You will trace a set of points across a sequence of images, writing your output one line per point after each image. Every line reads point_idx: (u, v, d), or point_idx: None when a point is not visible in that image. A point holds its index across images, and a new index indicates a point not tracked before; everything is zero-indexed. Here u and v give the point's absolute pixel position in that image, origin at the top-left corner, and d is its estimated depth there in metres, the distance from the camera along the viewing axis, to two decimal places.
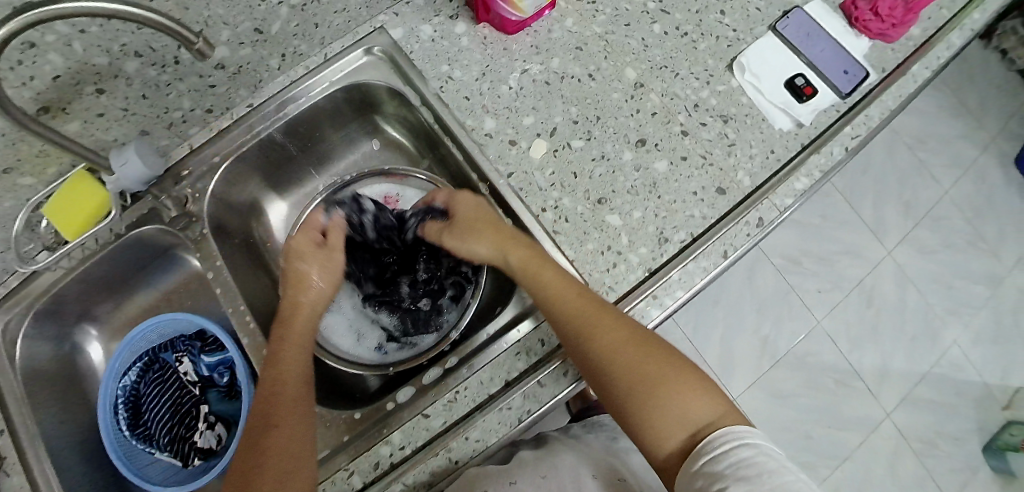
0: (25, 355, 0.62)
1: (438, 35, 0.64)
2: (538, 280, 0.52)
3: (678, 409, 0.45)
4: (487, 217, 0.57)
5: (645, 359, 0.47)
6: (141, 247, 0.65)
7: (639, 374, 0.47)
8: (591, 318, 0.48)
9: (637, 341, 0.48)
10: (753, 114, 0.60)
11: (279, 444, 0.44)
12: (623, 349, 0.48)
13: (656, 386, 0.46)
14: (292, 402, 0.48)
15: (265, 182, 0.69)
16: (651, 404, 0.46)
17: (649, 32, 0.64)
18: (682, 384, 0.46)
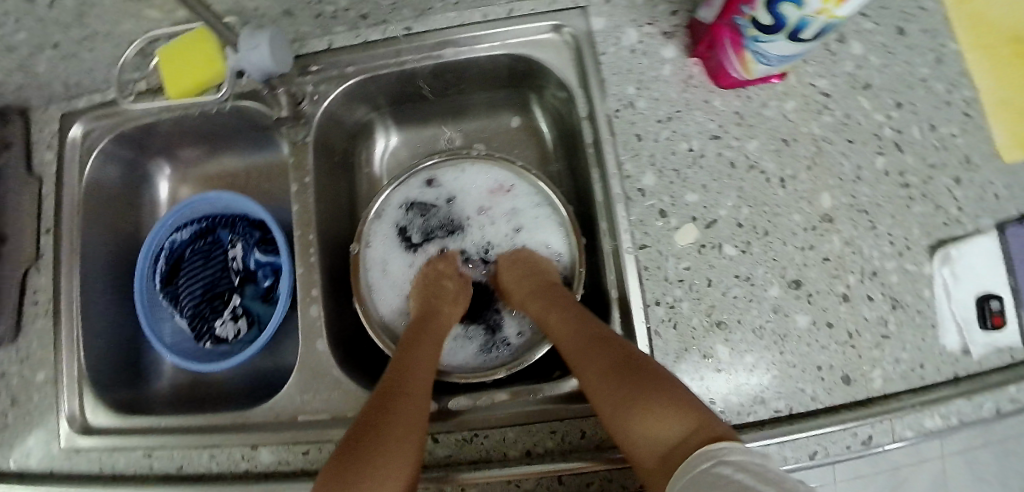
0: (95, 172, 0.61)
1: (641, 49, 0.52)
2: (556, 324, 0.50)
3: (649, 419, 0.39)
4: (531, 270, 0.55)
5: (612, 386, 0.42)
6: (238, 118, 0.60)
7: (608, 399, 0.42)
8: (583, 340, 0.46)
9: (608, 352, 0.44)
10: (926, 315, 0.52)
11: (383, 450, 0.39)
12: (600, 371, 0.44)
13: (627, 410, 0.40)
14: (412, 417, 0.43)
15: (384, 109, 0.62)
16: (623, 422, 0.40)
17: (869, 161, 0.53)
18: (653, 402, 0.39)
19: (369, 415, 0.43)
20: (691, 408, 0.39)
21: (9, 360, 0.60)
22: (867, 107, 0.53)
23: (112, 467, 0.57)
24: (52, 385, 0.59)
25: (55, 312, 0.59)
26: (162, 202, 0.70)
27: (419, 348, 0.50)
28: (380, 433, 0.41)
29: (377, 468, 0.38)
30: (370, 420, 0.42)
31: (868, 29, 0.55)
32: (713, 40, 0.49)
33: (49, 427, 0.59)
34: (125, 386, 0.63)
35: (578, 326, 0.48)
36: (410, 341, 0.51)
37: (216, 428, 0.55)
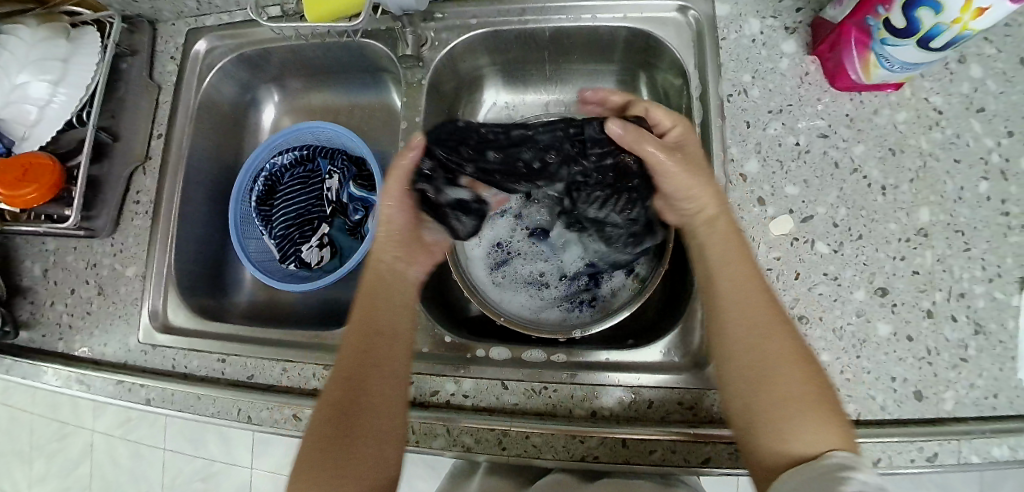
0: (212, 87, 0.66)
1: (762, 40, 0.56)
2: (722, 250, 0.46)
3: (793, 423, 0.40)
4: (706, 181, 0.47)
5: (779, 369, 0.42)
6: (358, 56, 0.65)
7: (794, 384, 0.41)
8: (755, 306, 0.44)
9: (777, 322, 0.44)
10: (1006, 345, 0.50)
11: (344, 447, 0.43)
12: (768, 337, 0.43)
13: (794, 398, 0.41)
14: (382, 401, 0.45)
15: (499, 66, 0.66)
16: (770, 409, 0.41)
17: (970, 184, 0.53)
18: (819, 409, 0.40)
19: (346, 372, 0.46)
20: (841, 425, 0.40)
21: (104, 252, 0.63)
22: (975, 131, 0.54)
23: (185, 366, 0.59)
24: (140, 280, 0.62)
25: (155, 211, 0.63)
26: (265, 127, 0.75)
27: (381, 313, 0.48)
28: (355, 423, 0.43)
29: (348, 456, 0.42)
30: (342, 403, 0.44)
31: (989, 57, 0.55)
32: (838, 39, 0.51)
33: (129, 320, 0.61)
34: (205, 295, 0.66)
35: (744, 283, 0.45)
36: (363, 314, 0.48)
37: (292, 344, 0.57)
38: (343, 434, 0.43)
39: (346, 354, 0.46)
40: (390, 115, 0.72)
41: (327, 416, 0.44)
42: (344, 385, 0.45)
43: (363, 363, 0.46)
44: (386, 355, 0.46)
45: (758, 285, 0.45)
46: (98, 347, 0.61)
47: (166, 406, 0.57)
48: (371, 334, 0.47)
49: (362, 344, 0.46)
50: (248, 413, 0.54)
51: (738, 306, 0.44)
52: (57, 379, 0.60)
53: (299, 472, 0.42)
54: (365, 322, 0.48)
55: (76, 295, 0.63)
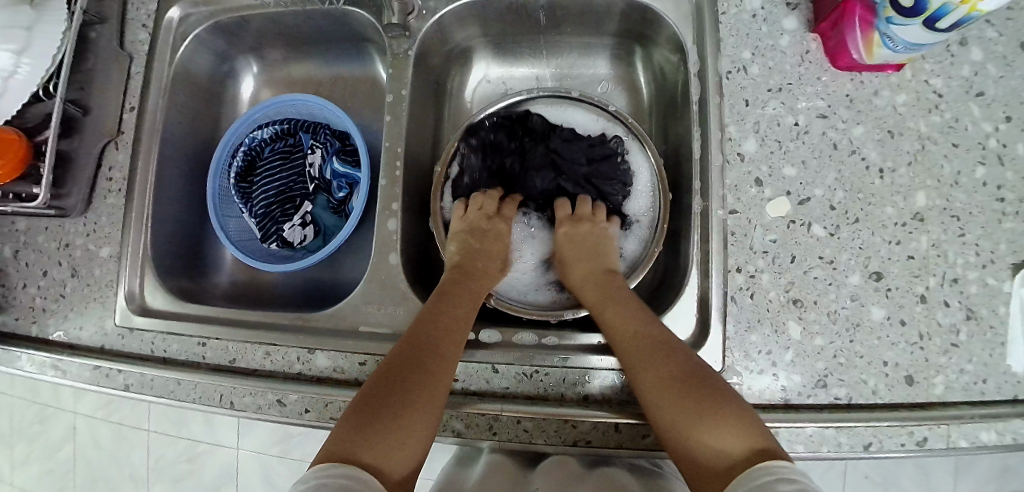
0: (187, 57, 0.63)
1: (763, 15, 0.54)
2: (611, 304, 0.51)
3: (705, 425, 0.41)
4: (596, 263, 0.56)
5: (648, 377, 0.44)
6: (341, 26, 0.62)
7: (659, 387, 0.44)
8: (639, 338, 0.46)
9: (660, 348, 0.46)
10: (997, 331, 0.50)
11: (399, 415, 0.42)
12: (654, 356, 0.45)
13: (682, 411, 0.42)
14: (432, 384, 0.44)
15: (490, 40, 0.64)
16: (669, 416, 0.42)
17: (968, 167, 0.52)
18: (707, 404, 0.41)
19: (412, 343, 0.47)
20: (745, 422, 0.40)
21: (77, 231, 0.61)
22: (975, 114, 0.53)
23: (164, 350, 0.57)
24: (115, 261, 0.59)
25: (129, 189, 0.60)
26: (245, 101, 0.72)
27: (452, 305, 0.51)
28: (403, 395, 0.43)
29: (400, 424, 0.42)
30: (392, 380, 0.44)
31: (992, 36, 0.53)
32: (840, 16, 0.49)
33: (105, 303, 0.59)
34: (184, 276, 0.64)
35: (620, 310, 0.49)
36: (445, 293, 0.52)
37: (277, 327, 0.55)
38: (390, 408, 0.42)
39: (416, 325, 0.49)
40: (376, 90, 0.69)
41: (381, 385, 0.44)
42: (425, 363, 0.45)
43: (438, 332, 0.48)
44: (451, 329, 0.49)
45: (663, 356, 0.45)
46: (73, 330, 0.59)
47: (145, 392, 0.55)
48: (452, 311, 0.50)
49: (450, 327, 0.49)
50: (230, 399, 0.52)
51: (612, 323, 0.49)
52: (31, 364, 0.58)
53: (342, 428, 0.41)
54: (442, 306, 0.50)
55: (48, 276, 0.60)
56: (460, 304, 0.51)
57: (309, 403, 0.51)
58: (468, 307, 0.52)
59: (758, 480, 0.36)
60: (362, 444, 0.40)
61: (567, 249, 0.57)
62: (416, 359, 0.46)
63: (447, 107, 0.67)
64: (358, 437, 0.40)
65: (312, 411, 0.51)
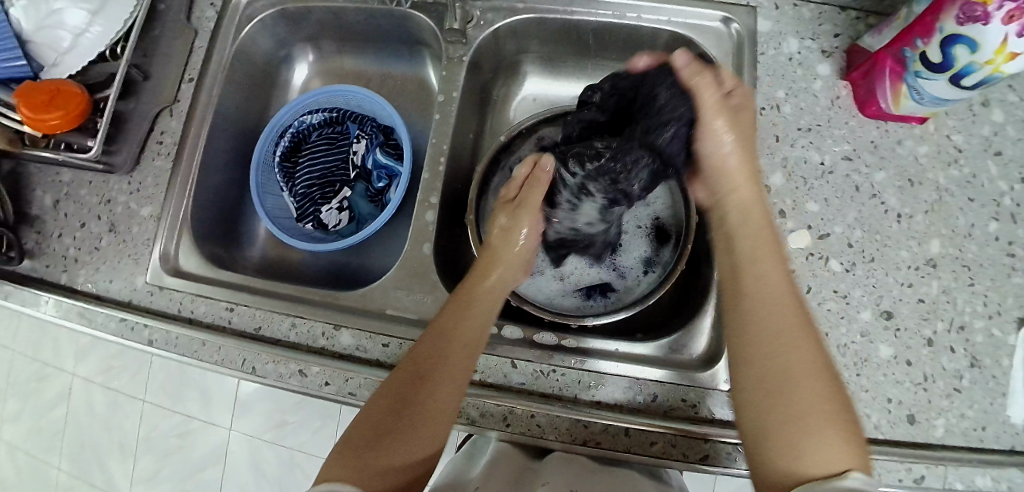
0: (249, 38, 0.66)
1: (799, 59, 0.58)
2: (759, 276, 0.45)
3: (819, 437, 0.37)
4: (750, 133, 0.51)
5: (804, 370, 0.40)
6: (400, 26, 0.66)
7: (793, 385, 0.40)
8: (781, 331, 0.42)
9: (809, 340, 0.41)
10: (999, 380, 0.52)
11: (398, 440, 0.42)
12: (786, 348, 0.41)
13: (819, 408, 0.38)
14: (433, 410, 0.44)
15: (539, 54, 0.68)
16: (780, 418, 0.39)
17: (982, 222, 0.55)
18: (833, 430, 0.37)
19: (416, 365, 0.46)
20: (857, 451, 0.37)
21: (120, 189, 0.62)
22: (993, 173, 0.55)
23: (192, 311, 0.58)
24: (154, 221, 0.61)
25: (178, 155, 0.62)
26: (294, 86, 0.75)
27: (466, 319, 0.49)
28: (400, 421, 0.43)
29: (398, 447, 0.42)
30: (394, 404, 0.44)
31: (1012, 103, 0.57)
32: (872, 67, 0.53)
33: (137, 260, 0.60)
34: (216, 244, 0.65)
35: (786, 306, 0.43)
36: (457, 307, 0.50)
37: (305, 301, 0.57)
38: (385, 437, 0.42)
39: (426, 341, 0.47)
40: (422, 89, 0.73)
41: (378, 410, 0.44)
42: (431, 386, 0.45)
43: (443, 351, 0.46)
44: (461, 349, 0.47)
45: (813, 346, 0.41)
46: (102, 283, 0.60)
47: (168, 349, 0.56)
48: (461, 329, 0.48)
49: (464, 348, 0.47)
50: (253, 365, 0.53)
51: (756, 318, 0.43)
52: (58, 310, 0.59)
53: (335, 461, 0.41)
54: (450, 320, 0.48)
55: (86, 229, 0.62)
56: (471, 320, 0.49)
57: (330, 376, 0.52)
58: (481, 322, 0.49)
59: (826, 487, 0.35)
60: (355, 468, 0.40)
61: (745, 139, 0.50)
62: (422, 380, 0.45)
63: (488, 113, 0.70)
64: (357, 460, 0.41)
65: (332, 384, 0.52)
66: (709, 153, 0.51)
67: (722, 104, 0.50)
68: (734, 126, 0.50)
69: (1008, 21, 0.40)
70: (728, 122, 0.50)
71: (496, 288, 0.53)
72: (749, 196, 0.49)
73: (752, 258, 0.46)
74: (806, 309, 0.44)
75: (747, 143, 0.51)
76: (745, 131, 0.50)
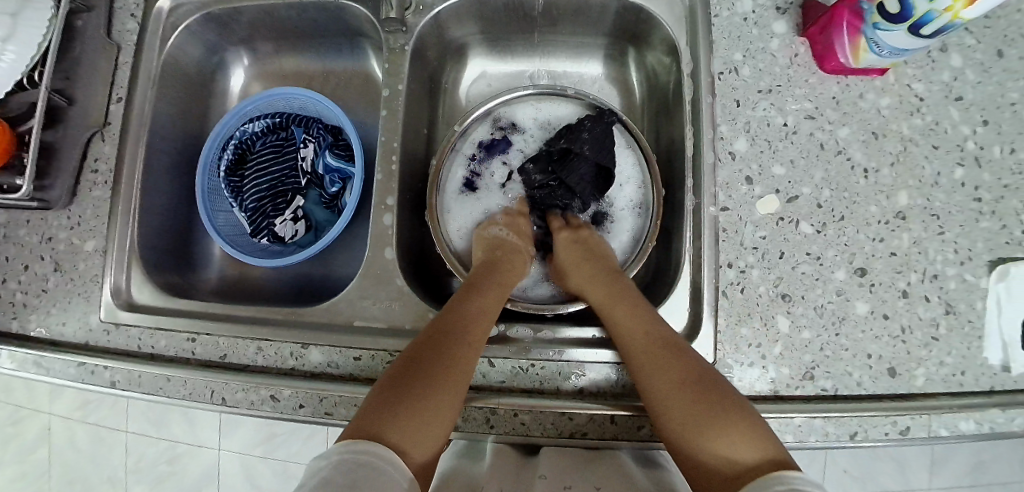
0: (177, 48, 0.62)
1: (754, 18, 0.56)
2: (612, 311, 0.50)
3: (715, 438, 0.41)
4: (605, 265, 0.55)
5: (670, 389, 0.44)
6: (337, 20, 0.63)
7: (672, 400, 0.44)
8: (651, 352, 0.46)
9: (670, 351, 0.46)
10: (974, 325, 0.53)
11: (430, 395, 0.42)
12: (657, 357, 0.46)
13: (699, 409, 0.43)
14: (457, 369, 0.45)
15: (486, 36, 0.65)
16: (678, 425, 0.43)
17: (948, 169, 0.54)
18: (723, 421, 0.41)
19: (439, 326, 0.47)
20: (757, 429, 0.41)
21: (59, 224, 0.58)
22: (955, 118, 0.55)
23: (152, 346, 0.55)
24: (100, 255, 0.57)
25: (116, 181, 0.58)
26: (234, 94, 0.71)
27: (482, 288, 0.52)
28: (427, 375, 0.43)
29: (429, 404, 0.42)
30: (420, 360, 0.45)
31: (971, 44, 0.56)
32: (829, 22, 0.51)
33: (88, 298, 0.57)
34: (172, 271, 0.62)
35: (642, 341, 0.47)
36: (477, 277, 0.53)
37: (270, 322, 0.54)
38: (414, 393, 0.42)
39: (450, 305, 0.49)
40: (370, 85, 0.70)
41: (403, 368, 0.44)
42: (457, 346, 0.46)
43: (466, 317, 0.48)
44: (485, 314, 0.49)
45: (668, 359, 0.45)
46: (54, 326, 0.57)
47: (133, 389, 0.53)
48: (480, 296, 0.50)
49: (485, 314, 0.49)
50: (222, 395, 0.51)
51: (625, 334, 0.48)
52: (11, 361, 0.56)
53: (366, 410, 0.41)
54: (471, 290, 0.51)
55: (28, 271, 0.58)
56: (486, 290, 0.51)
57: (303, 398, 0.50)
58: (498, 292, 0.52)
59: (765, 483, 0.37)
60: (385, 422, 0.40)
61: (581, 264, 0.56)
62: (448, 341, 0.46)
63: (440, 104, 0.67)
64: (389, 412, 0.41)
65: (307, 406, 0.50)
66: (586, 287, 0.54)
67: (565, 245, 0.58)
68: (581, 267, 0.55)
69: None
70: (598, 260, 0.55)
71: (510, 259, 0.56)
72: (607, 293, 0.52)
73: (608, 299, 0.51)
74: (666, 329, 0.48)
75: (604, 265, 0.55)
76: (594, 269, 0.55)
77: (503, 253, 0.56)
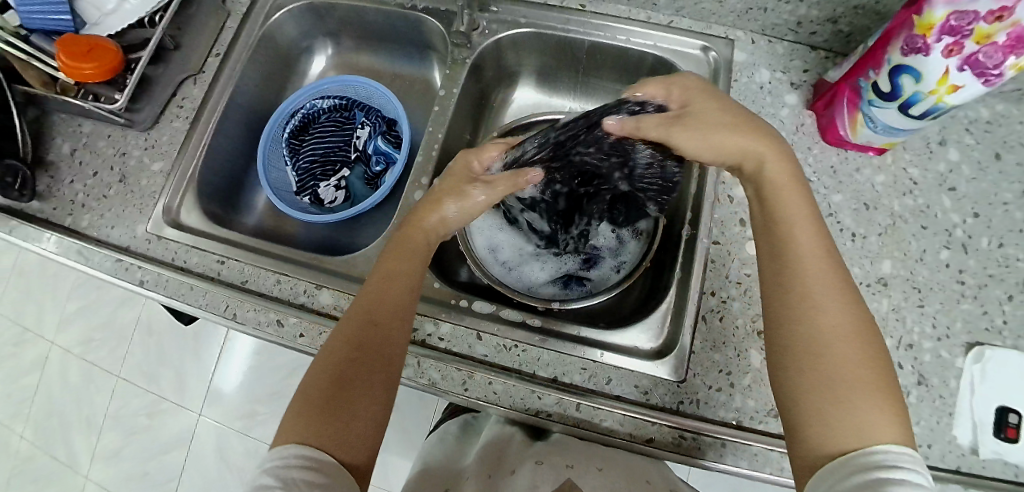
0: (276, 25, 0.73)
1: (769, 88, 0.63)
2: (783, 199, 0.47)
3: (853, 403, 0.39)
4: (729, 113, 0.49)
5: (846, 340, 0.41)
6: (414, 29, 0.73)
7: (840, 347, 0.41)
8: (821, 281, 0.43)
9: (846, 294, 0.43)
10: (946, 401, 0.54)
11: (360, 391, 0.44)
12: (816, 309, 0.42)
13: (861, 375, 0.40)
14: (383, 357, 0.47)
15: (537, 66, 0.75)
16: (829, 388, 0.39)
17: (934, 250, 0.58)
18: (878, 395, 0.39)
19: (361, 315, 0.48)
20: (900, 415, 0.39)
21: (137, 144, 0.67)
22: (945, 206, 0.60)
23: (184, 261, 0.60)
24: (163, 176, 0.65)
25: (195, 120, 0.67)
26: (311, 76, 0.82)
27: (400, 274, 0.52)
28: (354, 369, 0.45)
29: (363, 398, 0.44)
30: (347, 353, 0.46)
31: (969, 143, 0.62)
32: (834, 97, 0.58)
33: (141, 209, 0.64)
34: (218, 206, 0.69)
35: (830, 290, 0.43)
36: (389, 264, 0.52)
37: (292, 261, 0.60)
38: (346, 390, 0.44)
39: (364, 295, 0.50)
40: (428, 89, 0.79)
41: (331, 366, 0.45)
42: (377, 333, 0.47)
43: (383, 302, 0.49)
44: (396, 296, 0.50)
45: (841, 304, 0.42)
46: (103, 228, 0.63)
47: (157, 291, 0.59)
48: (398, 280, 0.51)
49: (398, 296, 0.50)
50: (235, 311, 0.56)
51: (804, 252, 0.44)
52: (56, 246, 0.62)
53: (295, 415, 0.43)
54: (383, 275, 0.51)
55: (96, 177, 0.66)
56: (402, 273, 0.52)
57: (305, 329, 0.55)
58: (416, 276, 0.52)
59: (863, 465, 0.36)
60: (319, 422, 0.42)
61: (714, 121, 0.49)
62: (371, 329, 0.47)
63: (485, 115, 0.76)
64: (321, 409, 0.43)
65: (306, 336, 0.54)
66: (701, 148, 0.49)
67: (660, 118, 0.50)
68: (698, 133, 0.49)
69: (948, 54, 0.45)
70: (740, 134, 0.48)
71: (433, 239, 0.55)
72: (777, 178, 0.48)
73: (779, 188, 0.47)
74: (847, 275, 0.44)
75: (715, 134, 0.48)
76: (717, 120, 0.49)
77: (432, 231, 0.55)
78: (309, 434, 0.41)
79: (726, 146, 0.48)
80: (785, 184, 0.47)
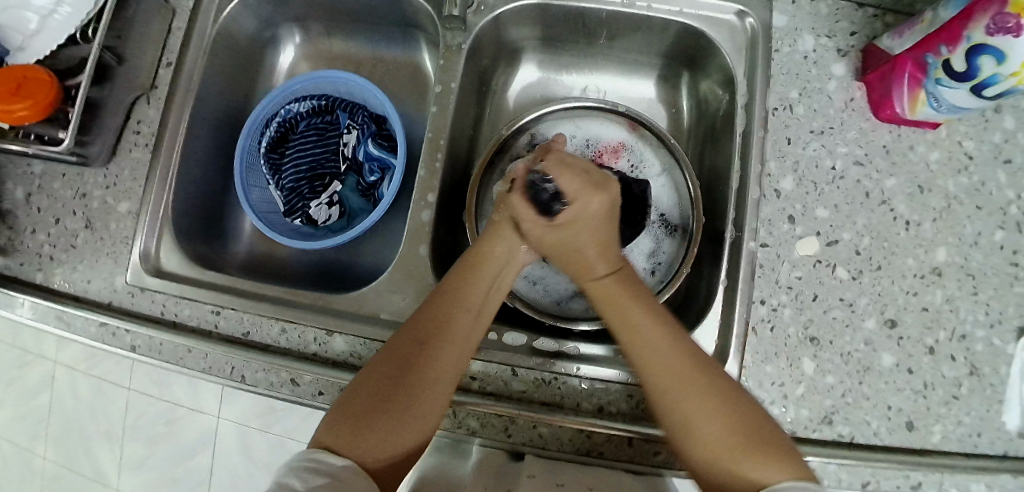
0: (231, 18, 0.62)
1: (814, 58, 0.55)
2: (615, 310, 0.47)
3: (748, 465, 0.38)
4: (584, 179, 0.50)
5: (706, 415, 0.40)
6: (395, 10, 0.63)
7: (702, 422, 0.40)
8: (672, 371, 0.42)
9: (694, 369, 0.42)
10: (996, 389, 0.52)
11: (401, 409, 0.41)
12: (688, 389, 0.41)
13: (737, 439, 0.39)
14: (434, 381, 0.43)
15: (540, 42, 0.65)
16: (709, 453, 0.39)
17: (990, 230, 0.54)
18: (763, 450, 0.38)
19: (422, 330, 0.45)
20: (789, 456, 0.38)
21: (96, 183, 0.58)
22: (1002, 180, 0.55)
23: (176, 314, 0.55)
24: (133, 218, 0.57)
25: (157, 147, 0.58)
26: (281, 71, 0.71)
27: (468, 291, 0.48)
28: (403, 385, 0.41)
29: (401, 418, 0.40)
30: (398, 367, 0.43)
31: None
32: (891, 70, 0.51)
33: (116, 258, 0.57)
34: (201, 242, 0.62)
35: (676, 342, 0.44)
36: (463, 276, 0.49)
37: (295, 304, 0.54)
38: (386, 405, 0.41)
39: (428, 309, 0.46)
40: (417, 77, 0.69)
41: (378, 375, 0.42)
42: (434, 353, 0.43)
43: (445, 319, 0.45)
44: (461, 316, 0.46)
45: (700, 385, 0.41)
46: (79, 284, 0.57)
47: (152, 355, 0.53)
48: (464, 298, 0.47)
49: (465, 319, 0.46)
50: (242, 372, 0.51)
51: (648, 361, 0.43)
52: (32, 312, 0.56)
53: (330, 424, 0.40)
54: (454, 289, 0.47)
55: (58, 225, 0.58)
56: (471, 292, 0.48)
57: (323, 386, 0.50)
58: (483, 295, 0.48)
59: None
60: (351, 431, 0.39)
61: (593, 226, 0.50)
62: (426, 348, 0.44)
63: (486, 105, 0.67)
64: (355, 420, 0.40)
65: (326, 394, 0.50)
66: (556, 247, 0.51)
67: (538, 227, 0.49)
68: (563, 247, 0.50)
69: None
70: (597, 201, 0.49)
71: (506, 253, 0.51)
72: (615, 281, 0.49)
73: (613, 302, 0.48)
74: (695, 352, 0.44)
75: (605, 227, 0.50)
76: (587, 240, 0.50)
77: (500, 245, 0.51)
78: (336, 442, 0.38)
79: (568, 258, 0.51)
80: (632, 323, 0.45)
